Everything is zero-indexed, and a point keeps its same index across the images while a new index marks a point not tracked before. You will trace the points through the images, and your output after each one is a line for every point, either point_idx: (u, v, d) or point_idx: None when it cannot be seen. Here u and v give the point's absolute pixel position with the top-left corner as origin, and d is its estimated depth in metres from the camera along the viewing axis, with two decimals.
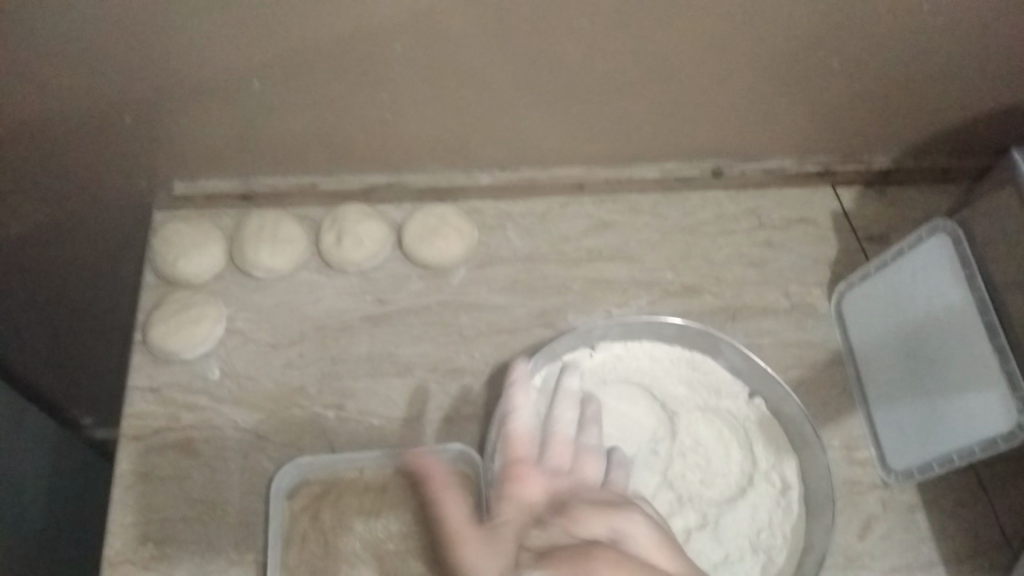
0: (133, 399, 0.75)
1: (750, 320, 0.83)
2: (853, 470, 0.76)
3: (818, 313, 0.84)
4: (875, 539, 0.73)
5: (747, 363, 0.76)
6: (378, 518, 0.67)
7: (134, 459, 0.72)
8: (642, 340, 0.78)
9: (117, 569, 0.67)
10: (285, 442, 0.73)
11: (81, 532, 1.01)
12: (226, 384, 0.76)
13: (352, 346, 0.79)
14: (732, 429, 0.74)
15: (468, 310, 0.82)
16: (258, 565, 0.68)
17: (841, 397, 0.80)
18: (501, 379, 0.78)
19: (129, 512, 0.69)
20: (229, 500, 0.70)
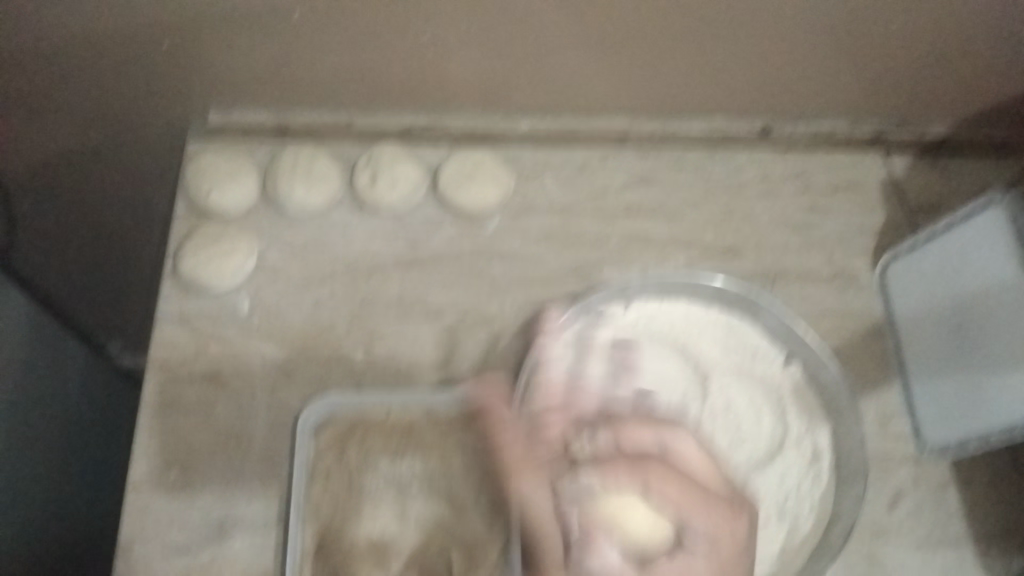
0: (162, 329, 0.74)
1: (790, 286, 0.81)
2: (885, 442, 0.74)
3: (859, 282, 0.82)
4: (903, 512, 0.72)
5: (786, 327, 0.74)
6: (403, 458, 0.67)
7: (162, 386, 0.72)
8: (678, 298, 0.76)
9: (141, 491, 0.67)
10: (312, 378, 0.73)
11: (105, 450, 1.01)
12: (255, 319, 0.75)
13: (383, 289, 0.78)
14: (765, 394, 0.73)
15: (501, 258, 0.80)
16: (281, 497, 0.68)
17: (878, 366, 0.79)
18: (532, 330, 0.77)
19: (154, 437, 0.70)
20: (254, 432, 0.70)
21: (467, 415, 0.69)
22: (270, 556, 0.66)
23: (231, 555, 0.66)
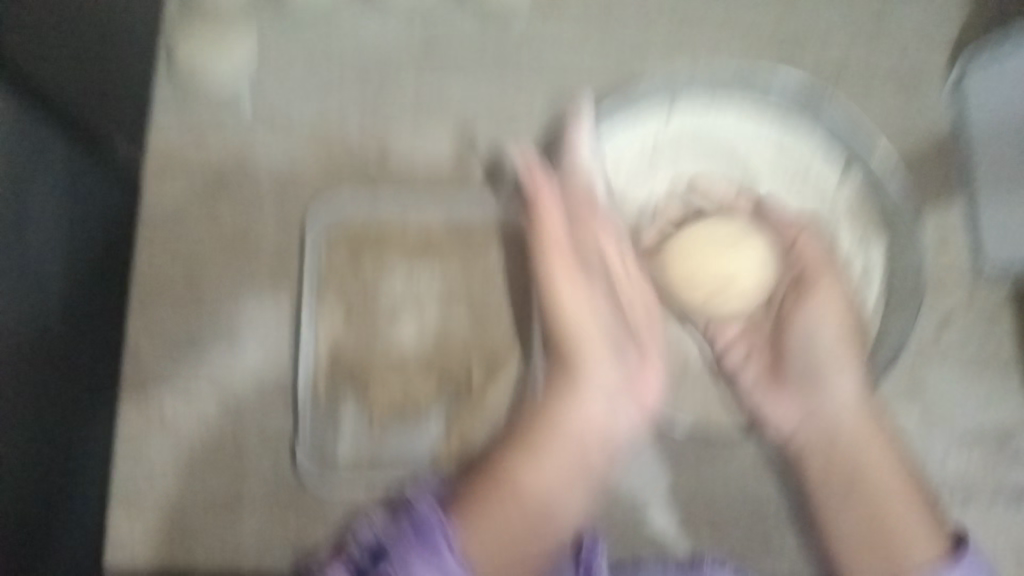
0: (157, 121, 0.68)
1: (855, 84, 0.71)
2: (942, 261, 0.69)
3: (934, 81, 0.72)
4: (950, 335, 0.67)
5: (844, 134, 0.67)
6: (416, 268, 0.65)
7: (161, 185, 0.67)
8: (731, 91, 0.67)
9: (148, 298, 0.64)
10: (322, 178, 0.67)
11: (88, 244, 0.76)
12: (257, 111, 0.68)
13: (397, 76, 0.69)
14: (815, 204, 0.67)
15: (529, 45, 0.70)
16: (295, 305, 0.65)
17: (945, 177, 0.70)
18: (563, 128, 0.69)
19: (157, 241, 0.66)
20: (264, 235, 0.66)
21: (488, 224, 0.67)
22: (287, 362, 0.64)
23: (244, 363, 0.64)
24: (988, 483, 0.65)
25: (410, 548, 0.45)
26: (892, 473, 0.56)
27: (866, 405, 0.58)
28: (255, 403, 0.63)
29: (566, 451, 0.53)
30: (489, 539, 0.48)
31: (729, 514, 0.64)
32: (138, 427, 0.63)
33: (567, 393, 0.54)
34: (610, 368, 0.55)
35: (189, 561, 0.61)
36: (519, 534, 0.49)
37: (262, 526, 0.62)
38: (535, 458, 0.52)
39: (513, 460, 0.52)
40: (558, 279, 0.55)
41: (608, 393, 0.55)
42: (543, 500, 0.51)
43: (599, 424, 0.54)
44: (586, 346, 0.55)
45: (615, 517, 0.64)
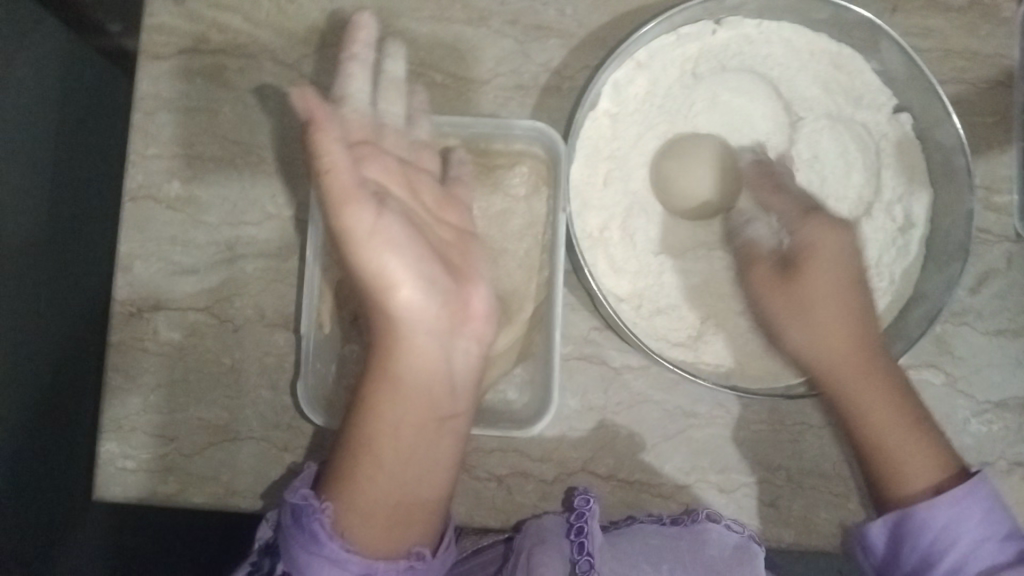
0: (153, 7, 0.62)
1: (912, 15, 0.66)
2: (986, 216, 0.65)
3: (999, 19, 0.66)
4: (987, 295, 0.63)
5: (905, 69, 0.60)
6: None
7: (156, 83, 0.61)
8: (781, 21, 0.62)
9: (140, 205, 0.59)
10: (333, 87, 0.61)
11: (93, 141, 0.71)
12: (263, 6, 0.62)
13: None
14: (860, 147, 0.63)
15: None
16: (295, 224, 0.59)
17: (999, 125, 0.65)
18: (596, 45, 0.63)
19: (150, 143, 0.60)
20: (265, 145, 0.60)
21: (512, 151, 0.59)
22: (285, 286, 0.59)
23: (240, 279, 0.59)
24: (1006, 453, 0.62)
25: (294, 539, 0.46)
26: (887, 399, 0.53)
27: (844, 349, 0.53)
28: (252, 324, 0.58)
29: (414, 393, 0.46)
30: (373, 506, 0.46)
31: (754, 477, 0.59)
32: (127, 342, 0.58)
33: (384, 329, 0.46)
34: (423, 297, 0.45)
35: (169, 493, 0.56)
36: (388, 485, 0.46)
37: (253, 459, 0.56)
38: (380, 409, 0.46)
39: (372, 424, 0.46)
40: (347, 221, 0.45)
41: (429, 325, 0.46)
42: (404, 457, 0.46)
43: (435, 368, 0.46)
44: (386, 278, 0.45)
45: (630, 476, 0.59)
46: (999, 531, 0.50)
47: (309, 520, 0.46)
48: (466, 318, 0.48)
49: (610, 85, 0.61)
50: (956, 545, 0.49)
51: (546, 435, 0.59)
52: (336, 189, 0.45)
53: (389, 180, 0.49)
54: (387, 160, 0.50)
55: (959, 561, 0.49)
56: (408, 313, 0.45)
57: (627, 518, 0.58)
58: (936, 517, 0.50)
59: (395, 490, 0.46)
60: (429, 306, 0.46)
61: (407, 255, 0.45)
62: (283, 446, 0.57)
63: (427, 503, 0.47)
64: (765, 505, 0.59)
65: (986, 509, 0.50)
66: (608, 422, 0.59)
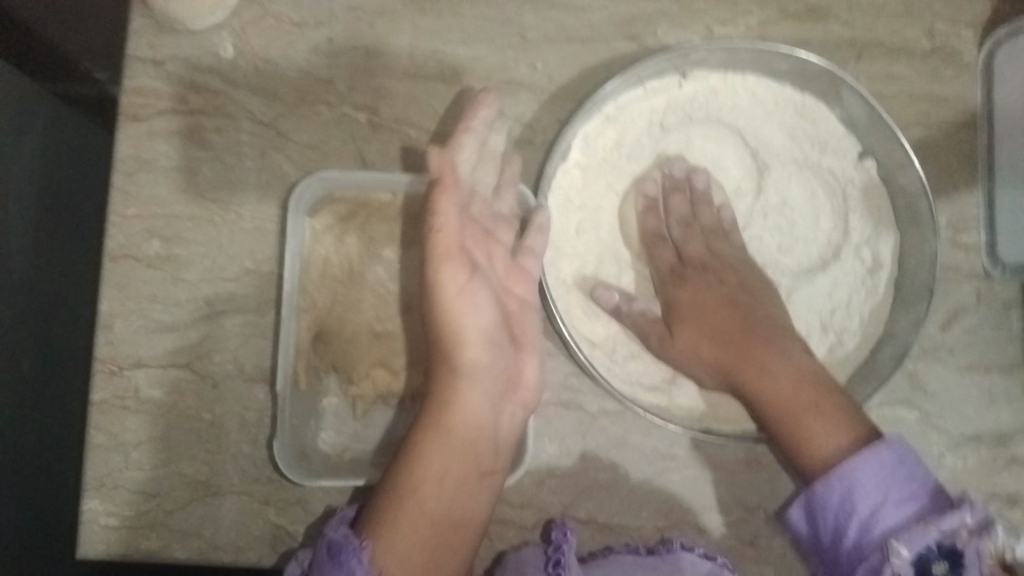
0: (134, 70, 0.63)
1: (876, 61, 0.67)
2: (953, 254, 0.66)
3: (960, 62, 0.68)
4: (958, 332, 0.64)
5: (868, 115, 0.62)
6: (409, 248, 0.59)
7: (136, 144, 0.62)
8: (745, 72, 0.64)
9: (121, 265, 0.60)
10: (310, 144, 0.63)
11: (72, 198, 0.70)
12: (241, 66, 0.63)
13: (390, 38, 0.64)
14: (827, 192, 0.64)
15: (535, 6, 0.66)
16: (274, 279, 0.61)
17: (963, 166, 0.67)
18: (566, 99, 0.65)
19: (131, 203, 0.61)
20: (244, 203, 0.62)
21: None
22: (264, 340, 0.59)
23: (220, 335, 0.60)
24: (982, 488, 0.62)
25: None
26: (803, 396, 0.51)
27: (754, 372, 0.53)
28: (232, 379, 0.59)
29: (465, 444, 0.48)
30: (405, 546, 0.44)
31: (733, 519, 0.60)
32: (108, 400, 0.58)
33: (450, 381, 0.49)
34: (490, 360, 0.50)
35: (151, 549, 0.57)
36: (428, 532, 0.45)
37: (233, 513, 0.57)
38: (429, 453, 0.47)
39: (419, 467, 0.46)
40: (443, 277, 0.48)
41: (489, 386, 0.50)
42: (446, 501, 0.47)
43: (484, 425, 0.49)
44: (462, 337, 0.49)
45: (609, 521, 0.59)
46: (908, 487, 0.47)
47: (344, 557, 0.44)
48: (515, 389, 0.52)
49: (581, 138, 0.63)
50: (856, 502, 0.48)
51: (525, 482, 0.60)
52: (439, 245, 0.48)
53: (477, 249, 0.51)
54: (477, 232, 0.52)
55: (862, 527, 0.47)
56: (472, 363, 0.49)
57: (604, 549, 0.58)
58: (833, 490, 0.49)
59: (431, 526, 0.45)
60: (489, 367, 0.50)
61: (484, 320, 0.50)
62: (264, 500, 0.57)
63: (458, 555, 0.46)
64: (744, 548, 0.59)
65: (891, 465, 0.48)
66: (586, 468, 0.60)
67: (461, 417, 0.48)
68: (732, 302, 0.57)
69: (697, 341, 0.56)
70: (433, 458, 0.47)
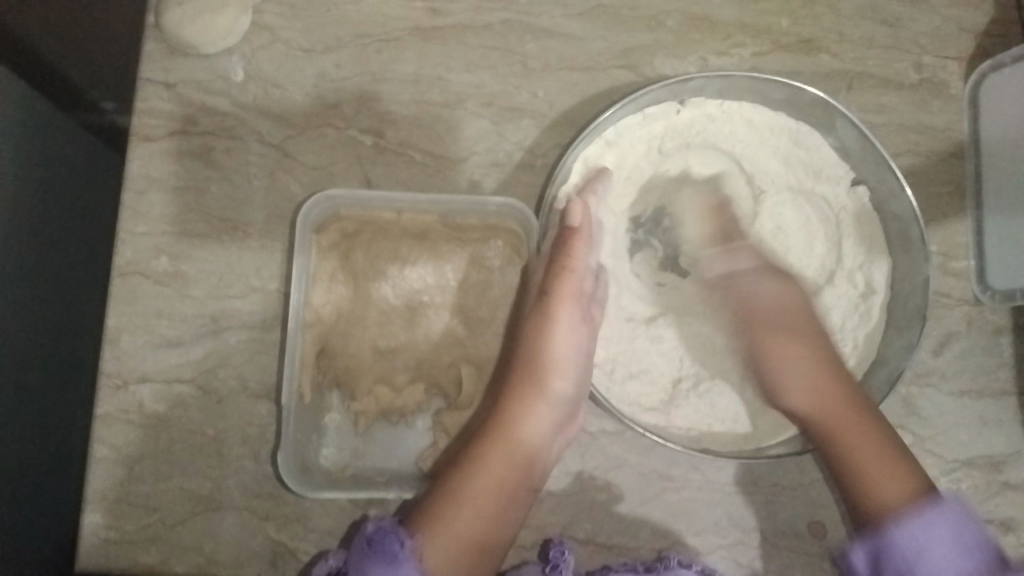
0: (146, 92, 0.65)
1: (867, 92, 0.70)
2: (944, 280, 0.67)
3: (948, 94, 0.70)
4: (950, 356, 0.66)
5: (861, 144, 0.64)
6: (412, 267, 0.59)
7: (146, 163, 0.64)
8: (741, 101, 0.66)
9: (128, 281, 0.61)
10: (316, 166, 0.64)
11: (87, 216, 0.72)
12: (250, 90, 0.65)
13: (396, 64, 0.66)
14: (821, 218, 0.65)
15: (537, 36, 0.68)
16: (280, 297, 0.62)
17: (952, 195, 0.69)
18: (567, 125, 0.66)
19: (140, 222, 0.63)
20: (250, 222, 0.63)
21: (486, 226, 0.61)
22: (268, 357, 0.60)
23: (225, 352, 0.60)
24: (976, 510, 0.63)
25: (368, 561, 0.49)
26: (877, 446, 0.55)
27: (832, 411, 0.56)
28: (235, 396, 0.59)
29: (527, 470, 0.54)
30: (458, 538, 0.50)
31: (731, 539, 0.60)
32: (113, 414, 0.59)
33: (519, 409, 0.55)
34: (569, 393, 0.57)
35: (151, 564, 0.57)
36: (478, 530, 0.51)
37: (234, 529, 0.57)
38: (491, 464, 0.53)
39: (479, 476, 0.52)
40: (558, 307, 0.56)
41: (559, 416, 0.56)
42: (494, 510, 0.52)
43: (542, 450, 0.55)
44: (552, 363, 0.56)
45: (608, 539, 0.60)
46: (967, 543, 0.50)
47: (391, 549, 0.49)
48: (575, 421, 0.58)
49: (582, 162, 0.64)
50: (931, 554, 0.50)
51: None
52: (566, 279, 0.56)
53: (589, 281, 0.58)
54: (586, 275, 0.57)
55: None
56: (558, 383, 0.56)
57: (602, 567, 0.59)
58: (906, 535, 0.51)
59: (477, 532, 0.51)
60: (570, 396, 0.57)
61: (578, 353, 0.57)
62: (265, 516, 0.57)
63: (499, 550, 0.52)
64: (742, 567, 0.60)
65: (958, 524, 0.50)
66: (585, 487, 0.61)
67: (530, 436, 0.55)
68: (796, 334, 0.59)
69: (779, 352, 0.59)
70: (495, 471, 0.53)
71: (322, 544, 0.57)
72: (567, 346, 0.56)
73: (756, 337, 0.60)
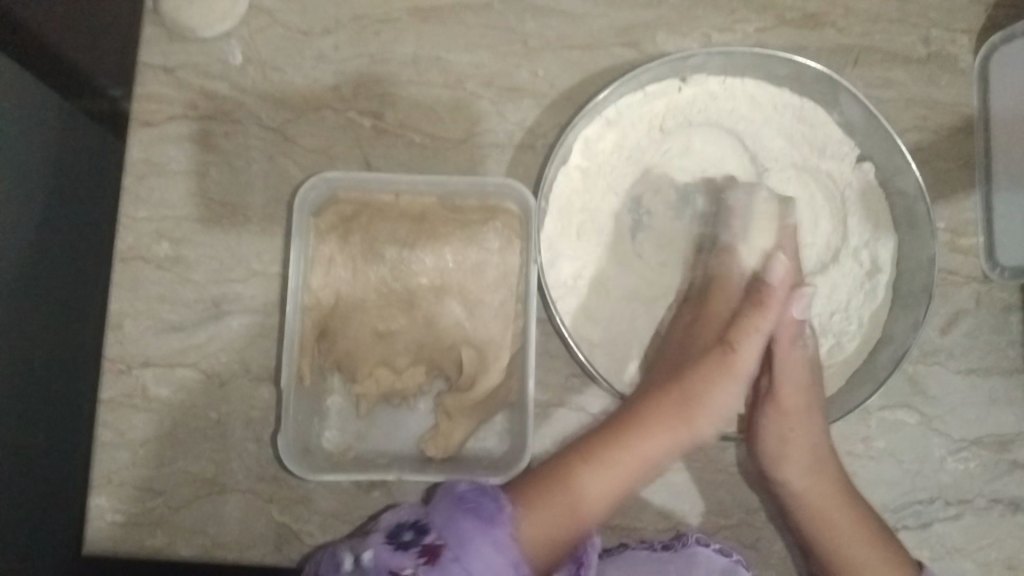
0: (145, 77, 0.65)
1: (873, 67, 0.68)
2: (952, 257, 0.66)
3: (956, 68, 0.69)
4: (957, 335, 0.65)
5: (866, 120, 0.63)
6: (414, 249, 0.58)
7: (146, 149, 0.64)
8: (744, 78, 0.65)
9: (131, 266, 0.62)
10: (316, 148, 0.64)
11: (82, 203, 0.71)
12: (249, 73, 0.65)
13: (395, 46, 0.66)
14: (826, 196, 0.65)
15: (537, 14, 0.67)
16: (281, 281, 0.62)
17: (961, 172, 0.67)
18: (567, 104, 0.66)
19: (141, 207, 0.63)
20: (251, 206, 0.63)
21: (484, 207, 0.61)
22: (270, 340, 0.60)
23: (227, 335, 0.60)
24: (984, 490, 0.62)
25: (457, 517, 0.48)
26: (861, 530, 0.57)
27: (828, 498, 0.58)
28: (238, 379, 0.60)
29: (633, 478, 0.56)
30: (547, 532, 0.51)
31: (734, 519, 0.60)
32: (116, 399, 0.59)
33: (652, 421, 0.57)
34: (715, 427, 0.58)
35: (157, 546, 0.57)
36: (568, 529, 0.52)
37: (237, 511, 0.57)
38: (607, 469, 0.55)
39: (597, 475, 0.54)
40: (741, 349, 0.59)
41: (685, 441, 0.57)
42: (588, 520, 0.54)
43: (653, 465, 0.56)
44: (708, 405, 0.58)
45: (613, 521, 0.59)
46: None
47: (487, 515, 0.48)
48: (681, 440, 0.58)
49: (581, 141, 0.63)
50: None
51: None
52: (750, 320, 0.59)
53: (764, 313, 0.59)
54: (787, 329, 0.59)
55: None
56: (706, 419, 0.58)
57: (619, 546, 0.58)
58: None
59: (567, 534, 0.52)
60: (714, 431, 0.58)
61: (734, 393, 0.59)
62: (268, 498, 0.58)
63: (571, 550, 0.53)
64: (745, 548, 0.60)
65: None
66: None
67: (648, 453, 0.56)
68: (809, 412, 0.59)
69: (792, 430, 0.59)
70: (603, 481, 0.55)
71: (324, 526, 0.57)
72: (727, 395, 0.58)
73: (775, 409, 0.60)
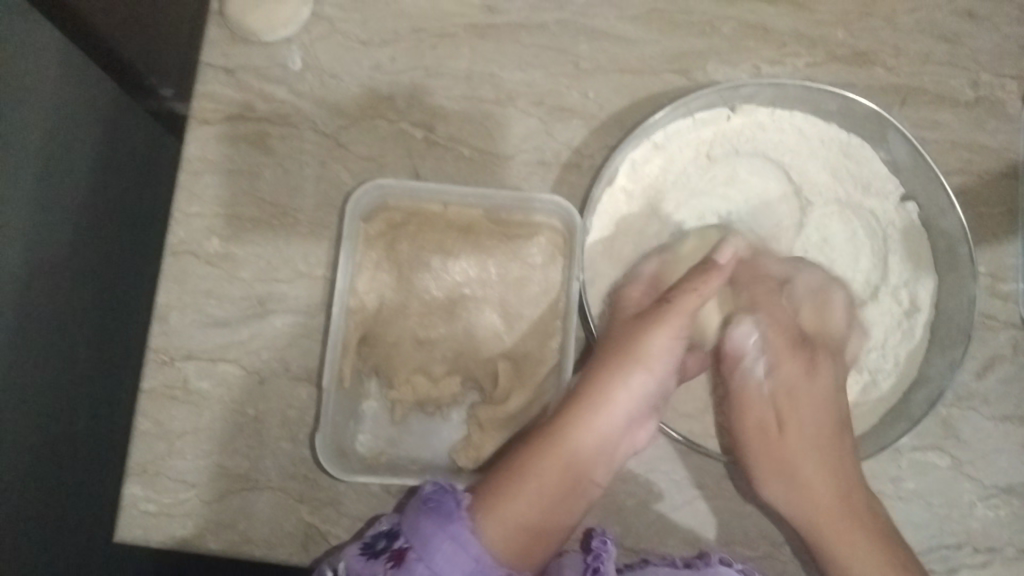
0: (205, 77, 0.66)
1: (921, 108, 0.69)
2: (991, 302, 0.66)
3: (1004, 113, 0.69)
4: (993, 380, 0.65)
5: (912, 159, 0.63)
6: (456, 259, 0.60)
7: (203, 146, 0.65)
8: (793, 110, 0.66)
9: (180, 260, 0.63)
10: (367, 156, 0.65)
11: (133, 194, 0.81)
12: (307, 79, 0.66)
13: (450, 60, 0.67)
14: (868, 232, 0.65)
15: (591, 37, 0.68)
16: (326, 284, 0.63)
17: (1004, 217, 0.68)
18: (615, 128, 0.67)
19: (194, 203, 0.64)
20: (301, 208, 0.64)
21: (530, 223, 0.62)
22: (312, 341, 0.61)
23: (269, 334, 0.62)
24: (1012, 538, 0.62)
25: (421, 513, 0.50)
26: (874, 551, 0.54)
27: (826, 513, 0.56)
28: (277, 377, 0.61)
29: (597, 449, 0.55)
30: (507, 528, 0.51)
31: (759, 551, 0.60)
32: (158, 389, 0.60)
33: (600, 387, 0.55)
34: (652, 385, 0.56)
35: (186, 538, 0.58)
36: (535, 520, 0.52)
37: (268, 509, 0.58)
38: (557, 442, 0.54)
39: (543, 453, 0.53)
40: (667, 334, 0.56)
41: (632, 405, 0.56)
42: (552, 501, 0.53)
43: (615, 434, 0.55)
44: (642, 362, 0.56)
45: (638, 541, 0.59)
46: None
47: (449, 509, 0.50)
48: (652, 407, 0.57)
49: (628, 163, 0.64)
50: None
51: None
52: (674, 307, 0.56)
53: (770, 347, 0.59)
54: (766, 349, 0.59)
55: None
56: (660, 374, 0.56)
57: (640, 561, 0.58)
58: None
59: (530, 520, 0.52)
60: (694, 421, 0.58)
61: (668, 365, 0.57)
62: (299, 497, 0.58)
63: (550, 541, 0.53)
64: None
65: None
66: (615, 490, 0.60)
67: (603, 422, 0.55)
68: (793, 427, 0.58)
69: (767, 448, 0.58)
70: (565, 455, 0.54)
71: (353, 528, 0.58)
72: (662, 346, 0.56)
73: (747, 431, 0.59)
